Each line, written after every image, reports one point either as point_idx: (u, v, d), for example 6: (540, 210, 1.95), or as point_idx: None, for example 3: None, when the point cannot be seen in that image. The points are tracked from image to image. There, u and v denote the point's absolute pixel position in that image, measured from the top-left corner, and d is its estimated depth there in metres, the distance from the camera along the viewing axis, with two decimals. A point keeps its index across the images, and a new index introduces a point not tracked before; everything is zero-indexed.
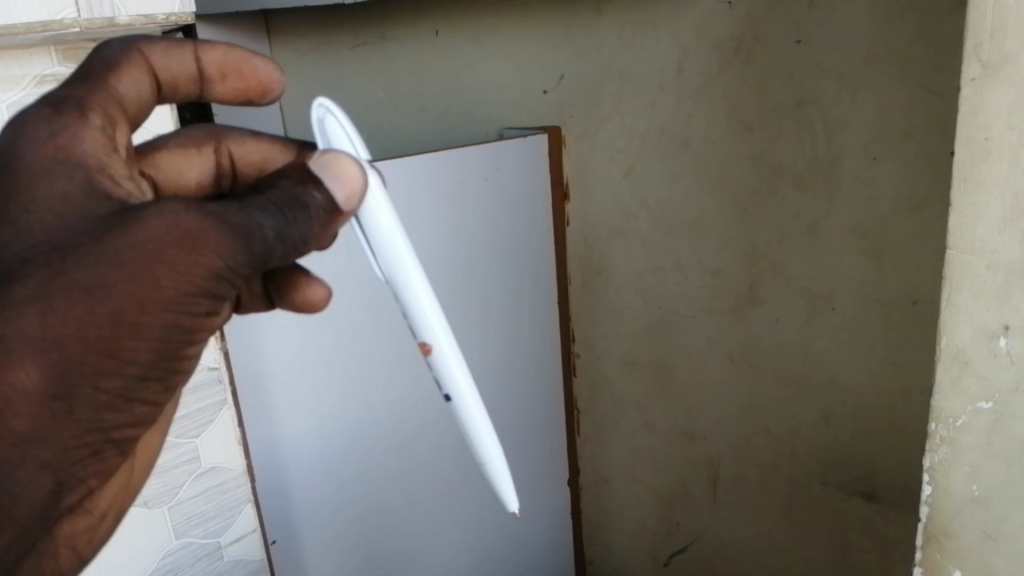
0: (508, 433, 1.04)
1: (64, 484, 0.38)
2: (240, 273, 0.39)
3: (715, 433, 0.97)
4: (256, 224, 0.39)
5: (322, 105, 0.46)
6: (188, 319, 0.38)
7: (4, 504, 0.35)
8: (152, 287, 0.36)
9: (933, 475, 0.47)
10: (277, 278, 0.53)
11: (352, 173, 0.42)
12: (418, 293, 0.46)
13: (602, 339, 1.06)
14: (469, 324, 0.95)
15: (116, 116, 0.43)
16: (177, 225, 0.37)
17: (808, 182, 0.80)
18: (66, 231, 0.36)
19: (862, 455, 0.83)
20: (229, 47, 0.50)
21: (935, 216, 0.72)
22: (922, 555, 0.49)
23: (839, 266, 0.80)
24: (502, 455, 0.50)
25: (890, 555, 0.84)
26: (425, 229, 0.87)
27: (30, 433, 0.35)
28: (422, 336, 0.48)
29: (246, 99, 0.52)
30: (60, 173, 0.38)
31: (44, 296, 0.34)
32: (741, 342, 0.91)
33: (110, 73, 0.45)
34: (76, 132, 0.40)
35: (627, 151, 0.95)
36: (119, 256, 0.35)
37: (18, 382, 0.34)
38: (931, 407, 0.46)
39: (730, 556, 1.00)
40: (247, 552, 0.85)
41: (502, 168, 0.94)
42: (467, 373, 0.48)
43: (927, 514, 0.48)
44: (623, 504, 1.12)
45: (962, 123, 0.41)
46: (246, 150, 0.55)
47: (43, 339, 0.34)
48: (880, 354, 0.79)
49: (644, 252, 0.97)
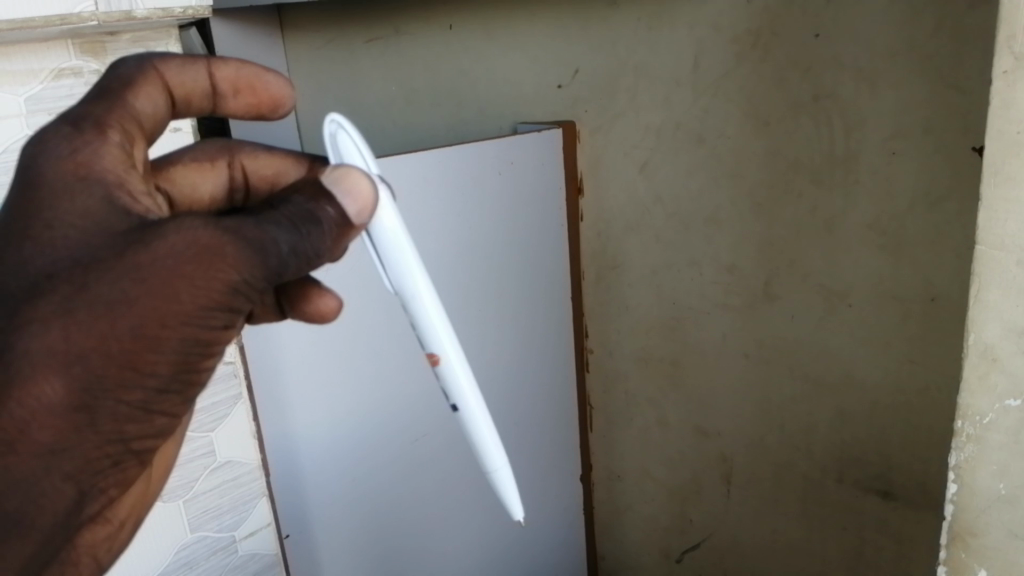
0: (521, 428, 1.04)
1: (84, 495, 0.38)
2: (256, 288, 0.38)
3: (729, 429, 0.96)
4: (271, 239, 0.38)
5: (335, 121, 0.46)
6: (206, 332, 0.38)
7: (28, 512, 0.36)
8: (171, 301, 0.36)
9: (959, 473, 0.47)
10: (288, 290, 0.52)
11: (363, 188, 0.41)
12: (425, 302, 0.46)
13: (615, 335, 1.06)
14: (482, 319, 0.95)
15: (134, 131, 0.43)
16: (196, 240, 0.36)
17: (826, 176, 0.79)
18: (88, 247, 0.36)
19: (878, 452, 0.83)
20: (241, 64, 0.51)
21: (954, 212, 0.71)
22: (947, 553, 0.48)
23: (855, 262, 0.79)
24: (508, 463, 0.49)
25: (906, 553, 0.83)
26: (439, 225, 0.87)
27: (53, 444, 0.36)
28: (429, 345, 0.47)
29: (258, 114, 0.52)
30: (79, 191, 0.38)
31: (68, 311, 0.35)
32: (756, 339, 0.90)
33: (127, 90, 0.44)
34: (96, 148, 0.40)
35: (641, 146, 0.94)
36: (140, 272, 0.35)
37: (43, 396, 0.34)
38: (957, 404, 0.46)
39: (744, 553, 1.00)
40: (262, 545, 0.83)
41: (516, 164, 0.94)
42: (475, 383, 0.48)
43: (952, 511, 0.47)
44: (636, 500, 1.11)
45: (993, 117, 0.41)
46: (258, 164, 0.54)
47: (66, 353, 0.34)
48: (897, 350, 0.79)
49: (658, 248, 0.97)
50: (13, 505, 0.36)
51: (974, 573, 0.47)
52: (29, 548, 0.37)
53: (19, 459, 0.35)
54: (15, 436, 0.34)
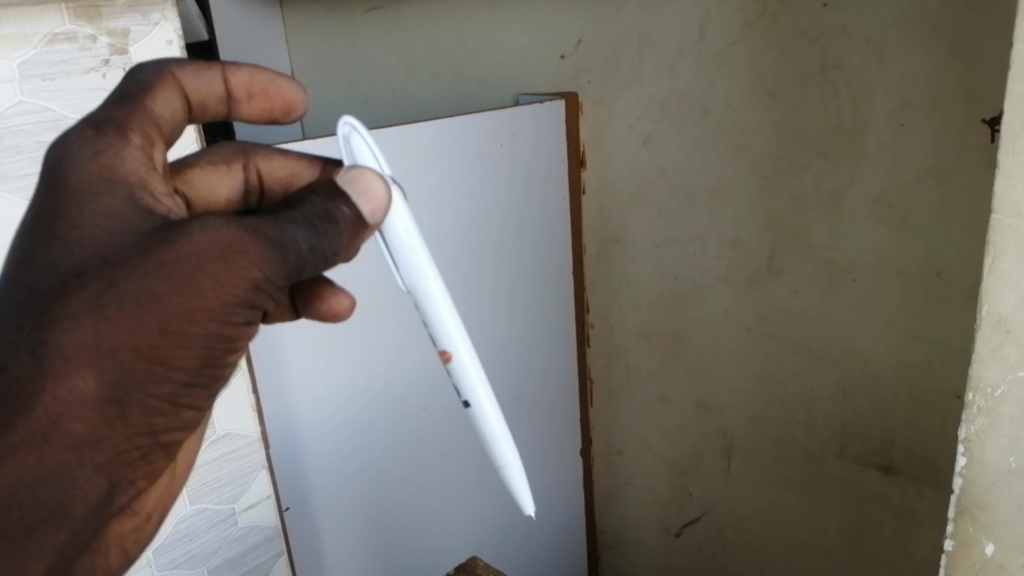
0: (522, 401, 1.03)
1: (114, 487, 0.37)
2: (277, 286, 0.38)
3: (730, 403, 0.96)
4: (291, 237, 0.38)
5: (348, 123, 0.45)
6: (229, 328, 0.37)
7: (61, 503, 0.35)
8: (196, 298, 0.35)
9: (968, 446, 0.46)
10: (301, 288, 0.51)
11: (376, 188, 0.41)
12: (438, 300, 0.45)
13: (616, 309, 1.05)
14: (484, 290, 0.94)
15: (154, 135, 0.42)
16: (219, 238, 0.36)
17: (832, 150, 0.78)
18: (114, 247, 0.35)
19: (880, 428, 0.82)
20: (255, 68, 0.48)
21: (961, 184, 0.70)
22: (954, 527, 0.48)
23: (862, 237, 0.78)
24: (519, 459, 0.49)
25: (906, 528, 0.83)
26: (441, 198, 0.86)
27: (85, 437, 0.35)
28: (441, 342, 0.47)
29: (272, 119, 0.50)
30: (103, 192, 0.37)
31: (97, 307, 0.34)
32: (758, 314, 0.90)
33: (146, 94, 0.43)
34: (119, 151, 0.38)
35: (645, 118, 0.92)
36: (166, 269, 0.35)
37: (76, 389, 0.33)
38: (969, 376, 0.45)
39: (743, 526, 1.00)
40: (260, 517, 0.80)
41: (517, 135, 0.93)
42: (486, 381, 0.47)
43: (961, 486, 0.47)
44: (636, 474, 1.12)
45: (1014, 83, 0.39)
46: (273, 166, 0.53)
47: (97, 347, 0.34)
48: (901, 326, 0.78)
49: (662, 222, 0.95)
50: (47, 496, 0.34)
51: (982, 546, 0.47)
52: (61, 538, 0.36)
53: (53, 451, 0.34)
54: (49, 429, 0.33)
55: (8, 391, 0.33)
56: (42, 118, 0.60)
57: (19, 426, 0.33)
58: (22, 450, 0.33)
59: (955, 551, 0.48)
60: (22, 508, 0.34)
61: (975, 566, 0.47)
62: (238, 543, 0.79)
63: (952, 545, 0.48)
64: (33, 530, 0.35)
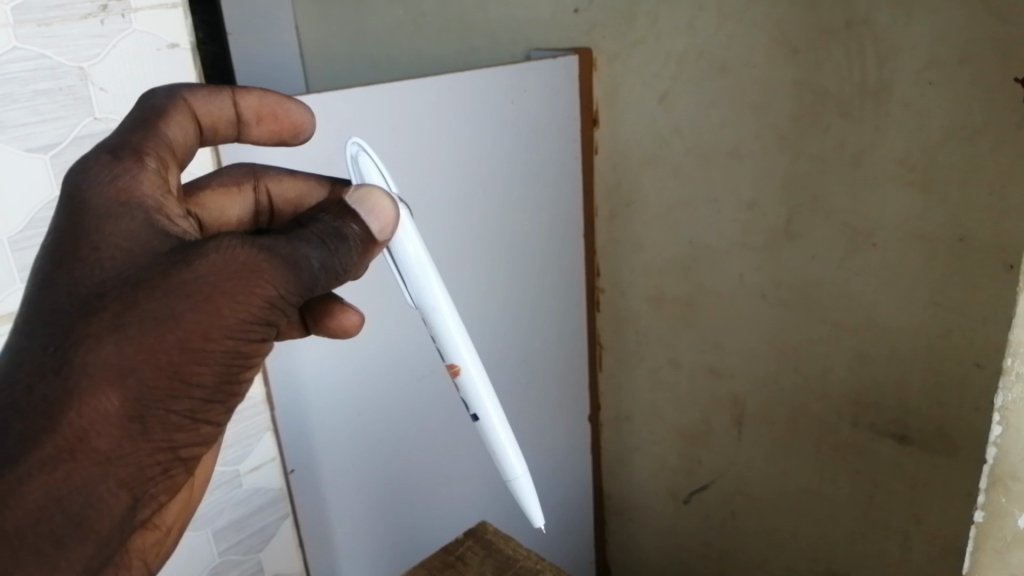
0: (530, 365, 1.02)
1: (138, 504, 0.36)
2: (291, 303, 0.39)
3: (742, 370, 0.95)
4: (303, 255, 0.39)
5: (357, 144, 0.52)
6: (245, 346, 0.38)
7: (87, 517, 0.34)
8: (214, 316, 0.36)
9: (1004, 415, 0.36)
10: (312, 307, 0.54)
11: (385, 208, 0.43)
12: (445, 315, 0.52)
13: (627, 274, 1.03)
14: (492, 256, 0.91)
15: (168, 158, 0.42)
16: (234, 258, 0.37)
17: (856, 110, 0.75)
18: (134, 268, 0.36)
19: (896, 397, 0.81)
20: (263, 92, 0.50)
21: (989, 146, 0.68)
22: (985, 497, 0.38)
23: (884, 201, 0.76)
24: (527, 470, 0.55)
25: (919, 498, 0.83)
26: (450, 158, 0.82)
27: (110, 451, 0.34)
28: (450, 357, 0.53)
29: (281, 141, 0.51)
30: (122, 216, 0.37)
31: (119, 326, 0.34)
32: (774, 280, 0.87)
33: (160, 118, 0.43)
34: (135, 176, 0.39)
35: (662, 75, 0.89)
36: (184, 289, 0.35)
37: (100, 406, 0.33)
38: (1007, 339, 0.35)
39: (752, 494, 1.00)
40: (266, 480, 0.74)
41: (529, 91, 0.89)
42: (491, 391, 0.54)
43: (993, 456, 0.37)
44: (645, 440, 1.11)
45: None
46: (282, 187, 0.54)
47: (119, 366, 0.34)
48: (921, 293, 0.76)
49: (676, 183, 0.93)
50: (75, 510, 0.33)
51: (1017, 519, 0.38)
52: (88, 553, 0.34)
53: (78, 466, 0.33)
54: (75, 444, 0.33)
55: (35, 410, 0.32)
56: (37, 67, 0.50)
57: (46, 443, 0.32)
58: (48, 467, 0.32)
59: (984, 522, 0.39)
60: (49, 522, 0.33)
61: (1006, 538, 0.38)
62: (241, 506, 0.72)
63: (983, 517, 0.39)
64: (59, 544, 0.33)
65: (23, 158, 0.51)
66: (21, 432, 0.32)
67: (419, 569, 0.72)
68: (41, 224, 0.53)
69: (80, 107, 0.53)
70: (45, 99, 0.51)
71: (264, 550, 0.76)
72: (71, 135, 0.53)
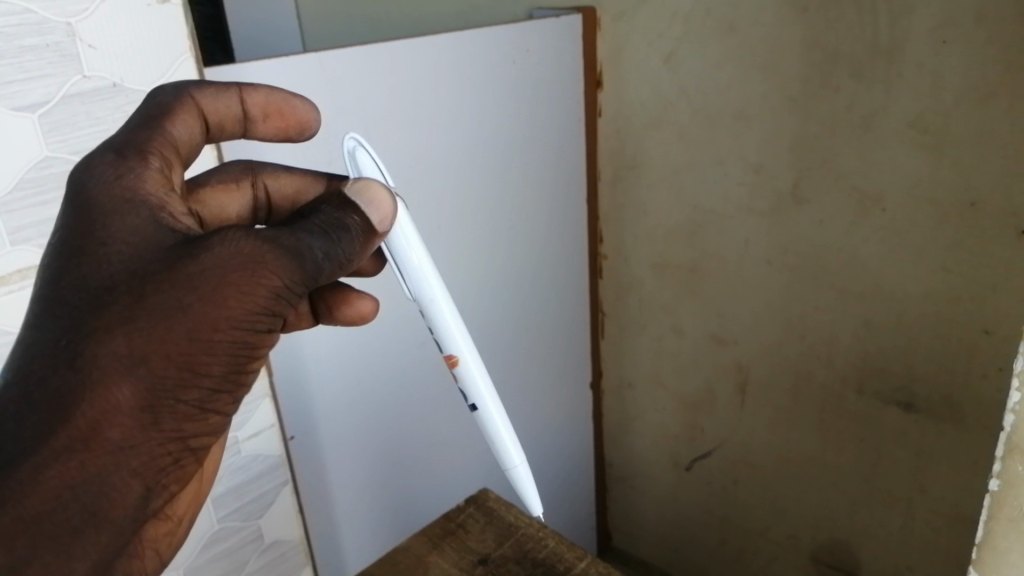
0: (531, 332, 1.00)
1: (151, 494, 0.35)
2: (297, 293, 0.38)
3: (746, 338, 0.94)
4: (307, 245, 0.38)
5: (354, 138, 0.50)
6: (253, 336, 0.37)
7: (100, 506, 0.33)
8: (221, 307, 0.35)
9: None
10: (323, 294, 0.55)
11: (384, 200, 0.42)
12: (443, 307, 0.51)
13: (631, 240, 1.01)
14: (494, 220, 0.90)
15: (172, 157, 0.41)
16: (239, 250, 0.36)
17: (867, 70, 0.73)
18: (141, 261, 0.35)
19: (903, 364, 0.80)
20: (270, 89, 0.49)
21: (1004, 108, 0.66)
22: (999, 466, 0.35)
23: (894, 163, 0.74)
24: (526, 460, 0.55)
25: (924, 465, 0.82)
26: (449, 120, 0.80)
27: (122, 441, 0.33)
28: (448, 349, 0.53)
29: (286, 138, 0.50)
30: (127, 211, 0.36)
31: (128, 318, 0.33)
32: (781, 245, 0.86)
33: (165, 117, 0.42)
34: (140, 175, 0.38)
35: (668, 34, 0.86)
36: (191, 280, 0.34)
37: (112, 398, 0.33)
38: None
39: (754, 461, 0.99)
40: (266, 446, 0.70)
41: (531, 51, 0.87)
42: (489, 382, 0.54)
43: (1011, 424, 0.33)
44: (647, 407, 1.10)
45: None
46: (280, 183, 0.53)
47: (130, 358, 0.33)
48: (931, 258, 0.75)
49: (681, 147, 0.91)
50: (89, 498, 0.33)
51: None
52: (104, 541, 0.34)
53: (91, 457, 0.33)
54: (88, 434, 0.32)
55: (48, 402, 0.32)
56: (23, 22, 0.47)
57: (60, 433, 0.32)
58: (64, 457, 0.32)
59: (999, 492, 0.35)
60: (64, 512, 0.32)
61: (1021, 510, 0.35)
62: (240, 473, 0.68)
63: (996, 487, 0.35)
64: (76, 533, 0.33)
65: (10, 117, 0.48)
66: (36, 423, 0.32)
67: (420, 536, 0.71)
68: (32, 185, 0.50)
69: (68, 64, 0.49)
70: (30, 55, 0.48)
71: (264, 518, 0.72)
72: (59, 94, 0.50)
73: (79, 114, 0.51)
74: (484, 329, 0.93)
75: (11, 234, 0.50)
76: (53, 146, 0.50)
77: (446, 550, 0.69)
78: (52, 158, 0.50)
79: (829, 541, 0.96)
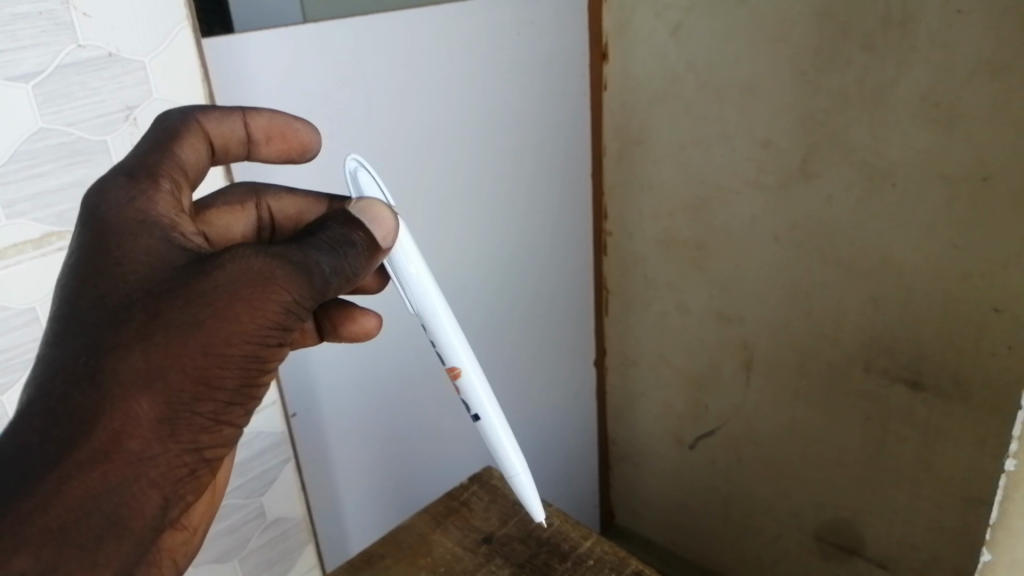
0: (534, 309, 0.99)
1: (170, 506, 0.35)
2: (306, 308, 0.38)
3: (752, 316, 0.93)
4: (314, 261, 0.38)
5: (356, 159, 0.50)
6: (264, 350, 0.37)
7: (122, 517, 0.33)
8: (234, 322, 0.35)
9: None
10: (328, 312, 0.54)
11: (386, 220, 0.42)
12: (444, 320, 0.51)
13: (636, 216, 1.00)
14: (498, 195, 0.88)
15: (181, 181, 0.42)
16: (250, 267, 0.36)
17: (878, 43, 0.71)
18: (156, 280, 0.35)
19: (910, 342, 0.79)
20: (273, 112, 0.48)
21: (1019, 80, 0.64)
22: (1018, 447, 0.33)
23: (905, 138, 0.73)
24: (527, 468, 0.54)
25: (930, 445, 0.82)
26: (453, 93, 0.79)
27: (142, 452, 0.33)
28: (450, 360, 0.52)
29: (288, 160, 0.49)
30: (140, 233, 0.37)
31: (145, 333, 0.33)
32: (789, 222, 0.85)
33: (173, 141, 0.42)
34: (151, 198, 0.38)
35: (675, 6, 0.85)
36: (205, 297, 0.35)
37: (132, 410, 0.33)
38: None
39: (758, 439, 0.99)
40: (267, 424, 0.69)
41: (535, 23, 0.85)
42: (491, 393, 0.53)
43: None
44: (651, 385, 1.10)
45: None
46: (283, 205, 0.52)
47: (149, 372, 0.33)
48: (941, 235, 0.74)
49: (688, 121, 0.89)
50: (111, 510, 0.32)
51: None
52: (126, 552, 0.33)
53: (112, 468, 0.32)
54: (109, 445, 0.32)
55: (71, 415, 0.32)
56: None
57: (83, 445, 0.31)
58: (86, 468, 0.32)
59: (1016, 472, 0.33)
60: (88, 521, 0.32)
61: None
62: (241, 449, 0.67)
63: (1013, 468, 0.33)
64: (99, 543, 0.32)
65: (3, 86, 0.46)
66: (59, 436, 0.31)
67: (423, 514, 0.71)
68: (27, 158, 0.48)
69: (62, 33, 0.48)
70: (23, 23, 0.46)
71: (265, 495, 0.72)
72: (53, 64, 0.48)
73: (75, 84, 0.49)
74: (487, 308, 0.92)
75: (6, 208, 0.48)
76: (48, 118, 0.49)
77: (450, 529, 0.69)
78: (47, 130, 0.49)
79: (833, 520, 0.95)
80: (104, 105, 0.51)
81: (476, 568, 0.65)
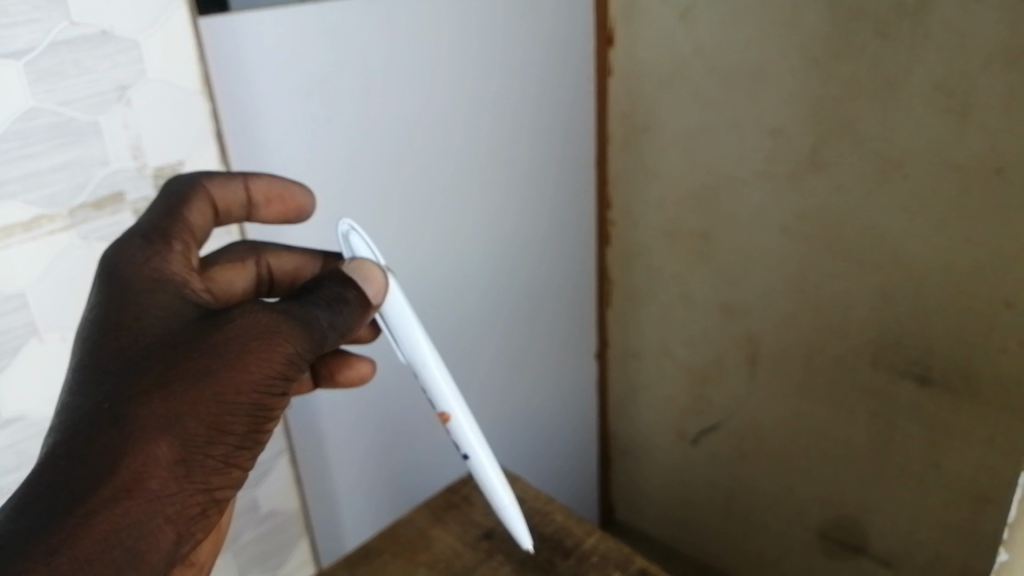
0: (536, 299, 0.98)
1: (183, 545, 0.35)
2: (306, 362, 0.40)
3: (758, 308, 0.91)
4: (314, 317, 0.40)
5: (348, 224, 0.50)
6: (269, 399, 0.38)
7: (142, 552, 0.33)
8: (244, 371, 0.37)
9: None
10: (325, 359, 0.55)
11: (376, 275, 0.45)
12: (434, 368, 0.51)
13: (641, 206, 0.99)
14: (500, 182, 0.86)
15: (191, 244, 0.44)
16: (258, 321, 0.38)
17: (892, 28, 0.69)
18: (171, 334, 0.37)
19: (920, 336, 0.78)
20: (271, 176, 0.49)
21: None
22: None
23: (918, 126, 0.71)
24: (517, 501, 0.54)
25: (940, 442, 0.81)
26: (454, 78, 0.77)
27: (160, 490, 0.34)
28: (439, 405, 0.52)
29: (286, 222, 0.50)
30: (156, 290, 0.39)
31: (164, 382, 0.35)
32: (798, 212, 0.83)
33: (182, 205, 0.45)
34: (166, 258, 0.41)
35: None
36: (218, 349, 0.36)
37: (152, 452, 0.33)
38: None
39: (762, 434, 0.98)
40: None
41: (539, 8, 0.83)
42: (480, 434, 0.53)
43: None
44: (653, 378, 1.08)
45: None
46: (282, 261, 0.53)
47: (167, 418, 0.34)
48: (953, 226, 0.72)
49: (694, 108, 0.87)
50: (131, 545, 0.33)
51: None
52: None
53: (133, 504, 0.33)
54: (130, 484, 0.33)
55: (96, 456, 0.32)
56: None
57: (108, 482, 0.32)
58: (109, 505, 0.32)
59: None
60: (110, 553, 0.32)
61: None
62: None
63: None
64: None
65: None
66: (83, 475, 0.32)
67: (422, 509, 0.69)
68: (18, 137, 0.47)
69: (54, 8, 0.46)
70: None
71: (259, 487, 0.70)
72: (45, 40, 0.46)
73: (68, 62, 0.48)
74: (487, 299, 0.91)
75: None
76: (40, 97, 0.47)
77: (450, 523, 0.67)
78: (38, 109, 0.47)
79: (838, 517, 0.94)
80: (97, 86, 0.49)
81: (476, 563, 0.63)
